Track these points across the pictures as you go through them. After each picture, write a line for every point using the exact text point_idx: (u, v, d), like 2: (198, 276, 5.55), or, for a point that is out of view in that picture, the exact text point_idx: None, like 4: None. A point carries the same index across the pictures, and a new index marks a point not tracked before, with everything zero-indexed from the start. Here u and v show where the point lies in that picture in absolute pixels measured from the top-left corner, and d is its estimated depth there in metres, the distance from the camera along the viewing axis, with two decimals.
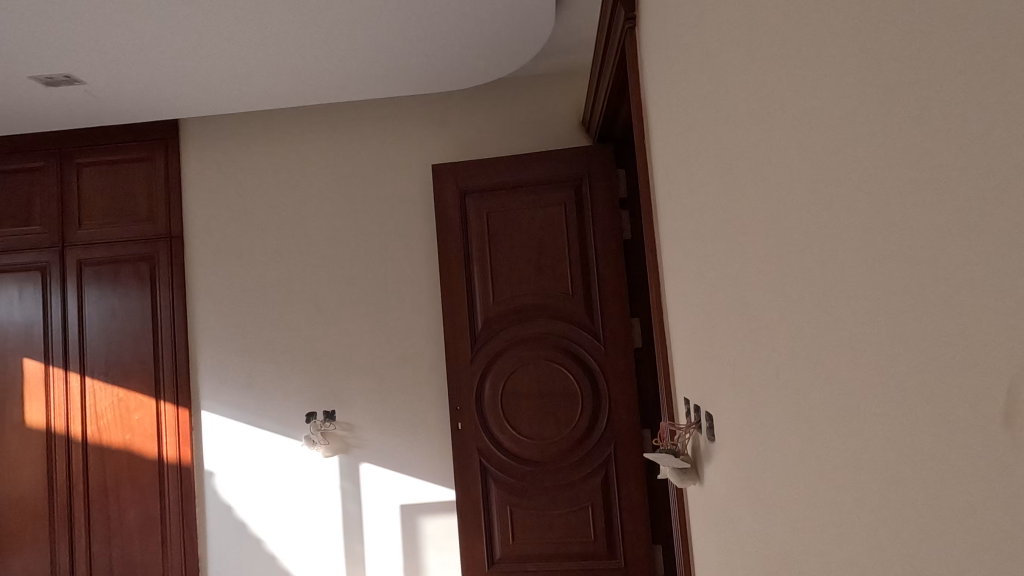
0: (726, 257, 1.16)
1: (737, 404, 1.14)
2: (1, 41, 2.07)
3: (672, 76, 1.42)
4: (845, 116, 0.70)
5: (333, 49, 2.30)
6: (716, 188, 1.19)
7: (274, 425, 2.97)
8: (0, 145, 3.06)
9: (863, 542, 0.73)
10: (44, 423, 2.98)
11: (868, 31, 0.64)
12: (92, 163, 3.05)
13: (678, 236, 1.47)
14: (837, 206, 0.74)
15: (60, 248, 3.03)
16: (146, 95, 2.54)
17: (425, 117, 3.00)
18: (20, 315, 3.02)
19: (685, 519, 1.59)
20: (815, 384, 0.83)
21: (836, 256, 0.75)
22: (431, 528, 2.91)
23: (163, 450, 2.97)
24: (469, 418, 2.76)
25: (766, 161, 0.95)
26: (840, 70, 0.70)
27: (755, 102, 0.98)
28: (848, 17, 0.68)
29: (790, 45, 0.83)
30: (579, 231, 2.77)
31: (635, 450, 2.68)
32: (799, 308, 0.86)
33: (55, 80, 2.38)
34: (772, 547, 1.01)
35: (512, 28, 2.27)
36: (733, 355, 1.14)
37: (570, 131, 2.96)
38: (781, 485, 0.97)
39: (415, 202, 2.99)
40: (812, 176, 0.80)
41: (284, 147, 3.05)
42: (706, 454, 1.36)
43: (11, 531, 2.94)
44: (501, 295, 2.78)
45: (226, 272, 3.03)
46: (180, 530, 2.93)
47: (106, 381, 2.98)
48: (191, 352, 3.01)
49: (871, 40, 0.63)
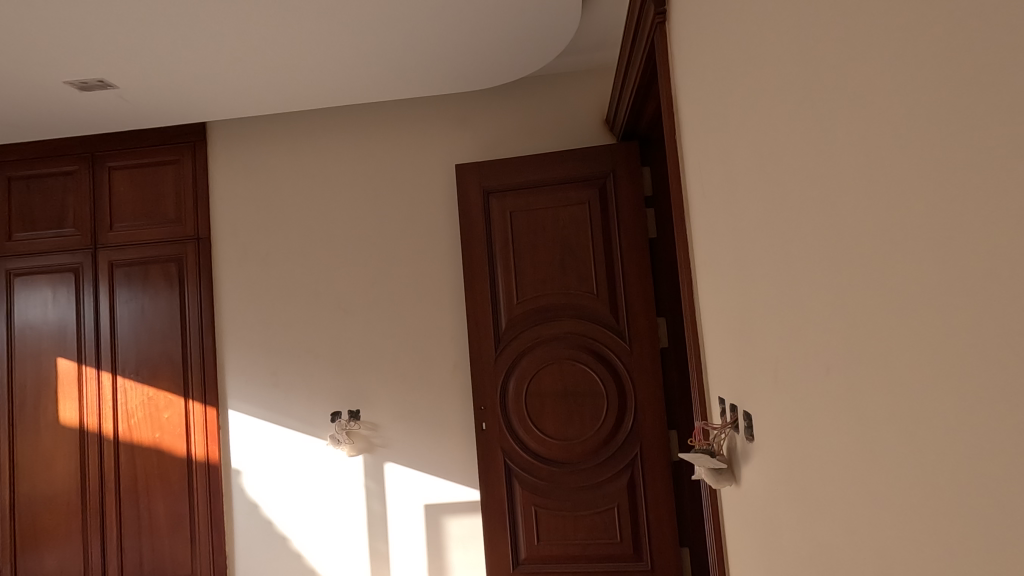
0: (762, 252, 1.14)
1: (776, 404, 1.11)
2: (39, 47, 2.12)
3: (703, 70, 1.40)
4: (897, 110, 0.69)
5: (360, 51, 2.32)
6: (752, 182, 1.16)
7: (300, 424, 2.99)
8: (35, 149, 3.14)
9: (913, 545, 0.71)
10: (77, 422, 3.04)
11: (925, 23, 0.63)
12: (123, 166, 3.12)
13: (712, 232, 1.44)
14: (885, 203, 0.72)
15: (92, 250, 3.09)
16: (176, 98, 2.59)
17: (447, 117, 3.00)
18: (53, 315, 3.09)
19: (719, 523, 1.56)
20: (864, 380, 0.80)
21: (884, 256, 0.73)
22: (455, 529, 2.91)
23: (191, 449, 3.01)
24: (493, 418, 2.75)
25: (808, 151, 0.92)
26: (895, 60, 0.68)
27: (796, 91, 0.95)
28: (902, 8, 0.67)
29: (834, 37, 0.82)
30: (604, 230, 2.75)
31: (662, 451, 2.65)
32: (841, 306, 0.84)
33: (89, 85, 2.43)
34: (815, 549, 0.98)
35: (538, 26, 2.26)
36: (772, 354, 1.11)
37: (593, 129, 2.94)
38: (823, 486, 0.94)
39: (438, 202, 3.00)
40: (856, 172, 0.78)
41: (309, 149, 3.08)
42: (743, 455, 1.33)
43: (46, 528, 3.00)
44: (525, 295, 2.77)
45: (252, 273, 3.07)
46: (209, 529, 2.96)
47: (137, 381, 3.03)
48: (219, 352, 3.05)
49: (931, 32, 0.62)
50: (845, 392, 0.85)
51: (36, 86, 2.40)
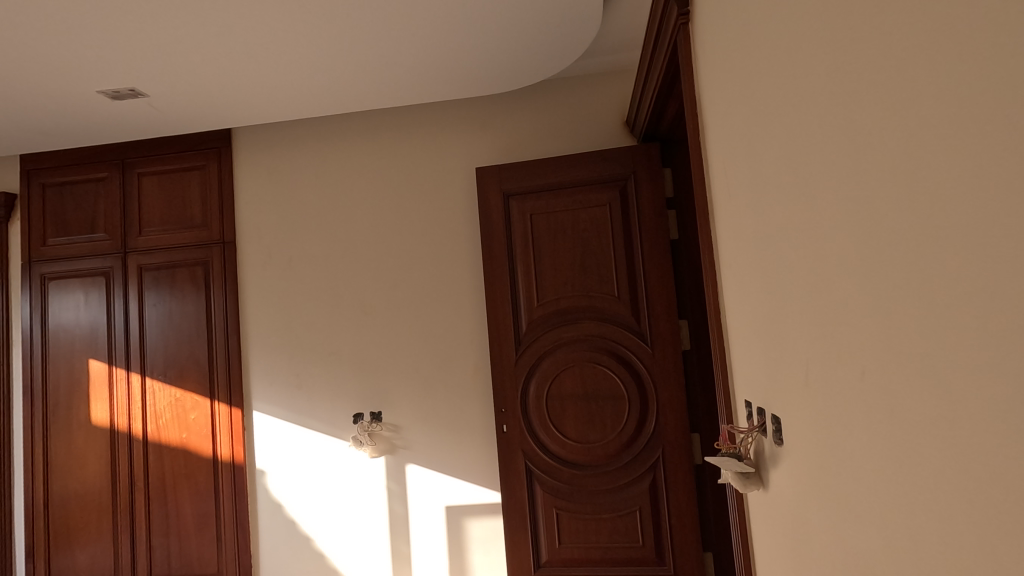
0: (790, 253, 1.12)
1: (807, 406, 1.09)
2: (75, 58, 2.18)
3: (727, 71, 1.40)
4: (927, 116, 0.69)
5: (382, 56, 2.35)
6: (780, 183, 1.15)
7: (323, 425, 3.03)
8: (69, 156, 3.23)
9: (946, 551, 0.71)
10: (108, 421, 3.11)
11: (957, 30, 0.63)
12: (152, 172, 3.19)
13: (738, 234, 1.42)
14: (914, 209, 0.72)
15: (122, 254, 3.17)
16: (203, 105, 2.64)
17: (467, 121, 3.02)
18: (85, 317, 3.17)
19: (746, 527, 1.54)
20: (902, 383, 0.78)
21: (913, 261, 0.73)
22: (476, 530, 2.91)
23: (217, 449, 3.06)
24: (514, 420, 2.76)
25: (841, 149, 0.90)
26: (924, 66, 0.68)
27: (828, 89, 0.93)
28: (932, 15, 0.67)
29: (860, 43, 0.82)
30: (624, 232, 2.74)
31: (684, 453, 2.62)
32: (871, 310, 0.84)
33: (121, 94, 2.49)
34: (848, 554, 0.97)
35: (558, 29, 2.26)
36: (803, 356, 1.09)
37: (613, 131, 2.94)
38: (853, 491, 0.94)
39: (458, 204, 3.02)
40: (884, 179, 0.78)
41: (331, 153, 3.12)
42: (772, 459, 1.32)
43: (77, 525, 3.08)
44: (545, 297, 2.77)
45: (276, 276, 3.11)
46: (234, 528, 3.01)
47: (164, 382, 3.09)
48: (244, 353, 3.10)
49: (962, 40, 0.62)
50: (876, 399, 0.85)
51: (70, 96, 2.47)
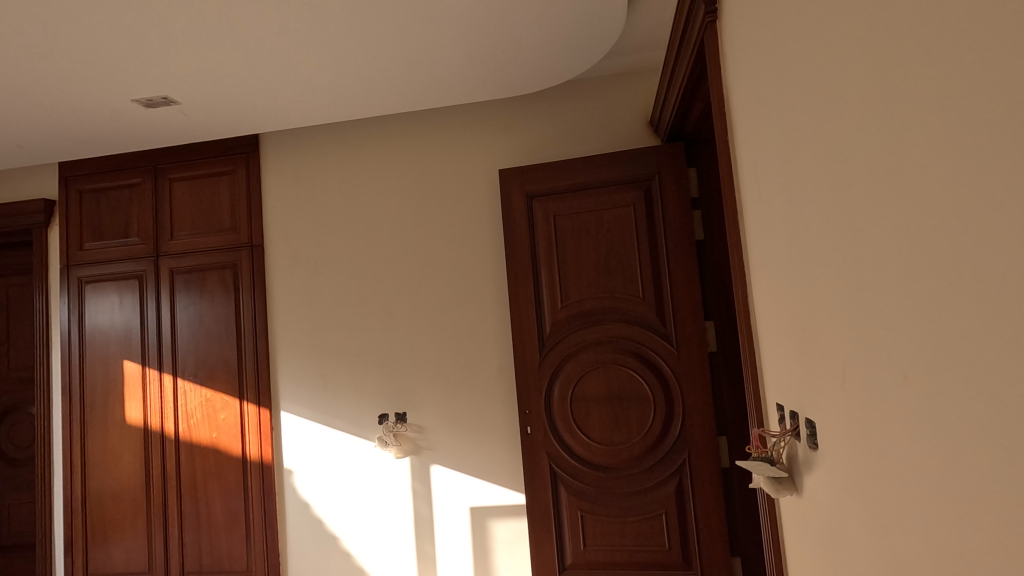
0: (824, 253, 1.10)
1: (843, 410, 1.07)
2: (110, 68, 2.25)
3: (757, 68, 1.38)
4: (970, 114, 0.67)
5: (405, 60, 2.38)
6: (813, 181, 1.12)
7: (349, 426, 3.07)
8: (104, 163, 3.33)
9: (989, 555, 0.70)
10: (141, 421, 3.20)
11: (1001, 27, 0.61)
12: (183, 178, 3.27)
13: (769, 234, 1.40)
14: (958, 208, 0.70)
15: (154, 258, 3.26)
16: (232, 111, 2.70)
17: (490, 123, 3.03)
18: (120, 319, 3.26)
19: (778, 532, 1.52)
20: (946, 387, 0.75)
21: (956, 261, 0.71)
22: (500, 531, 2.91)
23: (246, 449, 3.12)
24: (538, 422, 2.75)
25: (878, 146, 0.88)
26: (967, 64, 0.67)
27: (864, 86, 0.91)
28: (974, 13, 0.65)
29: (897, 41, 0.80)
30: (649, 232, 2.73)
31: (711, 456, 2.59)
32: (910, 312, 0.82)
33: (154, 102, 2.56)
34: (887, 561, 0.94)
35: (582, 29, 2.25)
36: (839, 360, 1.07)
37: (637, 131, 2.92)
38: (892, 497, 0.92)
39: (481, 206, 3.03)
40: (924, 177, 0.76)
41: (355, 157, 3.16)
42: (805, 464, 1.29)
43: (113, 522, 3.17)
44: (569, 299, 2.76)
45: (302, 279, 3.16)
46: (263, 527, 3.07)
47: (195, 382, 3.16)
48: (272, 354, 3.16)
49: (1006, 36, 0.61)
50: (916, 403, 0.83)
51: (106, 105, 2.55)
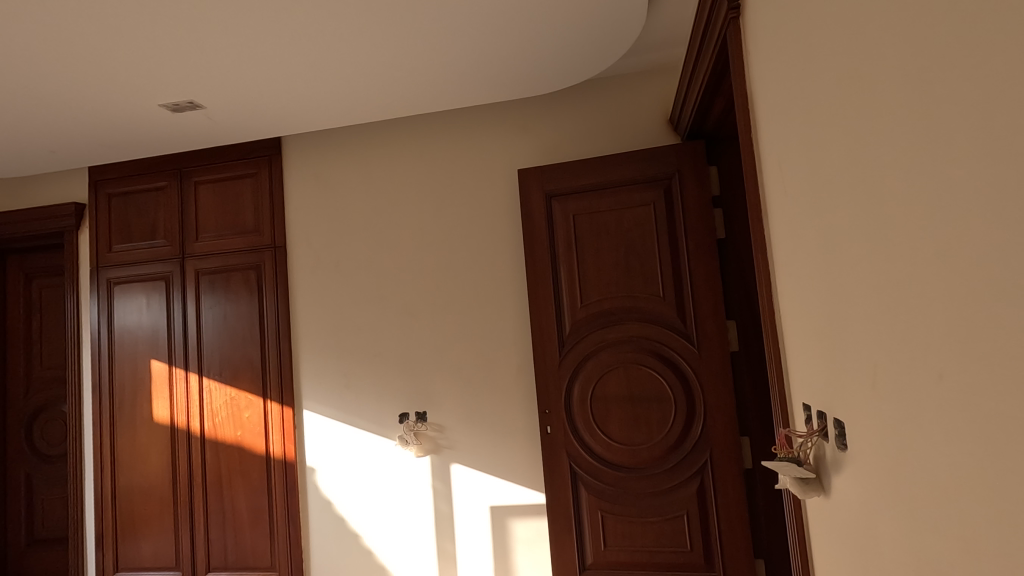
0: (853, 252, 1.09)
1: (875, 410, 1.05)
2: (139, 74, 2.30)
3: (782, 65, 1.36)
4: (1009, 109, 0.66)
5: (425, 61, 2.39)
6: (841, 178, 1.11)
7: (370, 425, 3.10)
8: (132, 166, 3.41)
9: None
10: (168, 419, 3.26)
11: None
12: (207, 181, 3.33)
13: (795, 232, 1.38)
14: (997, 203, 0.69)
15: (180, 259, 3.32)
16: (256, 115, 2.75)
17: (508, 123, 3.04)
18: (147, 319, 3.33)
19: (805, 534, 1.50)
20: (985, 387, 0.74)
21: (995, 258, 0.70)
22: (520, 531, 2.92)
23: (270, 447, 3.17)
24: (558, 421, 2.76)
25: (910, 141, 0.86)
26: (1007, 56, 0.65)
27: (894, 82, 0.89)
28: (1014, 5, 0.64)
29: (931, 37, 0.79)
30: (669, 232, 2.71)
31: (734, 456, 2.57)
32: (946, 312, 0.80)
33: (181, 107, 2.62)
34: (920, 564, 0.93)
35: (602, 27, 2.25)
36: (870, 359, 1.05)
37: (656, 129, 2.91)
38: (926, 498, 0.90)
39: (500, 207, 3.03)
40: (960, 174, 0.75)
41: (375, 158, 3.19)
42: (834, 464, 1.27)
43: (141, 518, 3.24)
44: (589, 298, 2.76)
45: (324, 280, 3.20)
46: (286, 524, 3.11)
47: (220, 381, 3.22)
48: (295, 354, 3.20)
49: None
50: (953, 403, 0.81)
51: (135, 110, 2.61)
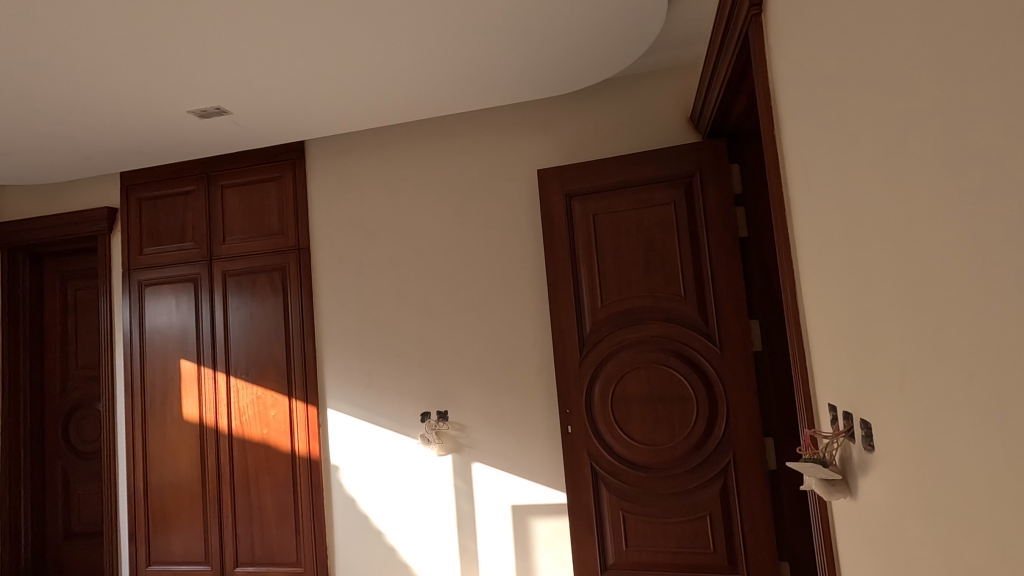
0: (879, 250, 1.07)
1: (903, 411, 1.04)
2: (169, 81, 2.38)
3: (805, 61, 1.35)
4: None
5: (445, 63, 2.42)
6: (866, 175, 1.09)
7: (392, 423, 3.14)
8: (161, 171, 3.51)
9: None
10: (197, 417, 3.35)
11: None
12: (234, 184, 3.41)
13: (820, 230, 1.36)
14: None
15: (208, 261, 3.41)
16: (280, 119, 2.80)
17: (527, 124, 3.05)
18: (177, 320, 3.42)
19: (831, 535, 1.48)
20: (1015, 386, 0.73)
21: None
22: (542, 530, 2.93)
23: (295, 445, 3.23)
24: (579, 421, 2.75)
25: (936, 139, 0.85)
26: None
27: (919, 80, 0.88)
28: None
29: (957, 35, 0.78)
30: (690, 231, 2.69)
31: (758, 457, 2.54)
32: (976, 311, 0.79)
33: (208, 113, 2.69)
34: (951, 565, 0.92)
35: (621, 27, 2.25)
36: (897, 359, 1.04)
37: (677, 128, 2.89)
38: (956, 500, 0.89)
39: (519, 206, 3.05)
40: (989, 172, 0.74)
41: (396, 160, 3.23)
42: (860, 465, 1.26)
43: (172, 513, 3.33)
44: (609, 298, 2.76)
45: (346, 280, 3.25)
46: (311, 520, 3.17)
47: (247, 381, 3.30)
48: (319, 354, 3.26)
49: None
50: (982, 403, 0.80)
51: (164, 116, 2.69)
